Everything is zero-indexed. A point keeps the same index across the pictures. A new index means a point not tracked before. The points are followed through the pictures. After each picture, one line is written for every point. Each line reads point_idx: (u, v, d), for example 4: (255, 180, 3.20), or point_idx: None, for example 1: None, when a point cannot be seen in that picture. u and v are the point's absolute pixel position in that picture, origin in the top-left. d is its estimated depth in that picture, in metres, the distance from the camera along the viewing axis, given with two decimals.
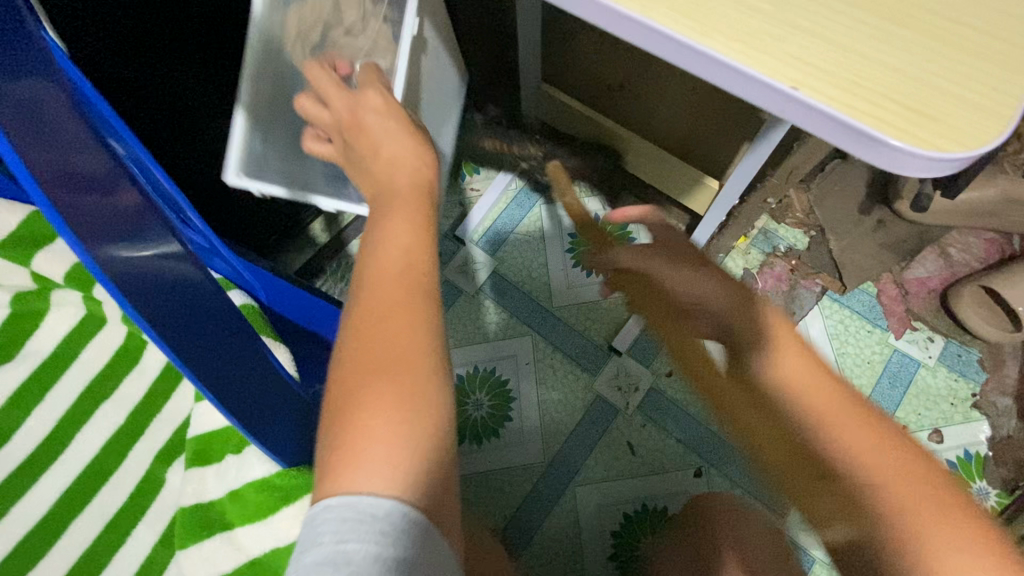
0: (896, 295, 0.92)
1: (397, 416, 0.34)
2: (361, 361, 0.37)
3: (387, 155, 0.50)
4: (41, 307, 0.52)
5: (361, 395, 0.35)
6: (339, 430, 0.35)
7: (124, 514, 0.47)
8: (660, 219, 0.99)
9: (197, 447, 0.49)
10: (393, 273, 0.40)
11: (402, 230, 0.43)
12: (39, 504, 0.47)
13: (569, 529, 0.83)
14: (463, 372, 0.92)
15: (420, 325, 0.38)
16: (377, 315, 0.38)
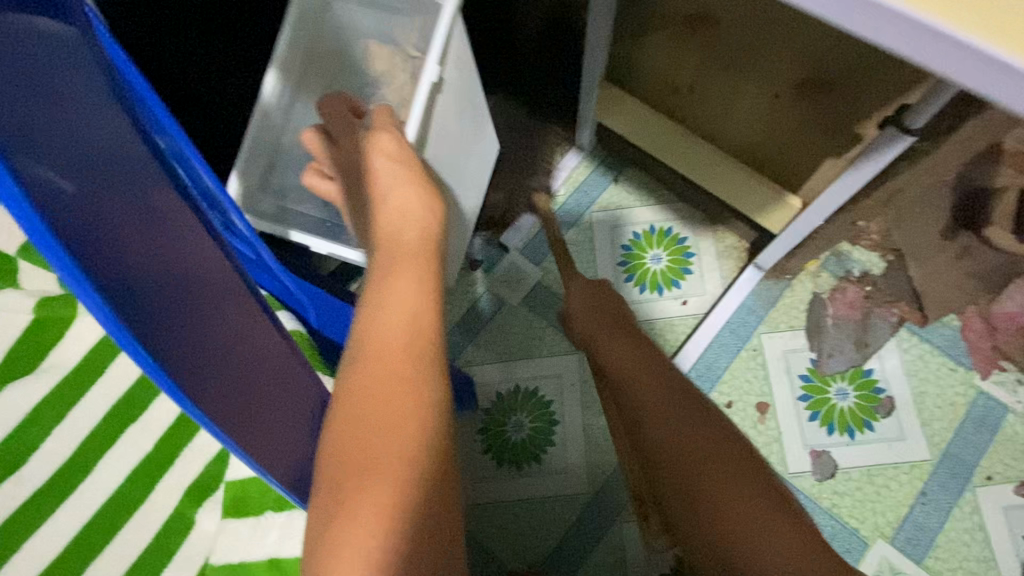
0: (982, 331, 0.84)
1: (384, 521, 0.30)
2: (353, 448, 0.33)
3: (393, 205, 0.45)
4: (68, 314, 0.47)
5: (349, 490, 0.31)
6: (322, 527, 0.31)
7: (150, 559, 0.42)
8: (722, 235, 0.91)
9: (235, 493, 0.44)
10: (393, 344, 0.37)
11: (402, 294, 0.39)
12: (56, 541, 0.41)
13: (614, 568, 0.77)
14: (504, 390, 0.86)
15: (417, 413, 0.34)
16: (372, 397, 0.34)
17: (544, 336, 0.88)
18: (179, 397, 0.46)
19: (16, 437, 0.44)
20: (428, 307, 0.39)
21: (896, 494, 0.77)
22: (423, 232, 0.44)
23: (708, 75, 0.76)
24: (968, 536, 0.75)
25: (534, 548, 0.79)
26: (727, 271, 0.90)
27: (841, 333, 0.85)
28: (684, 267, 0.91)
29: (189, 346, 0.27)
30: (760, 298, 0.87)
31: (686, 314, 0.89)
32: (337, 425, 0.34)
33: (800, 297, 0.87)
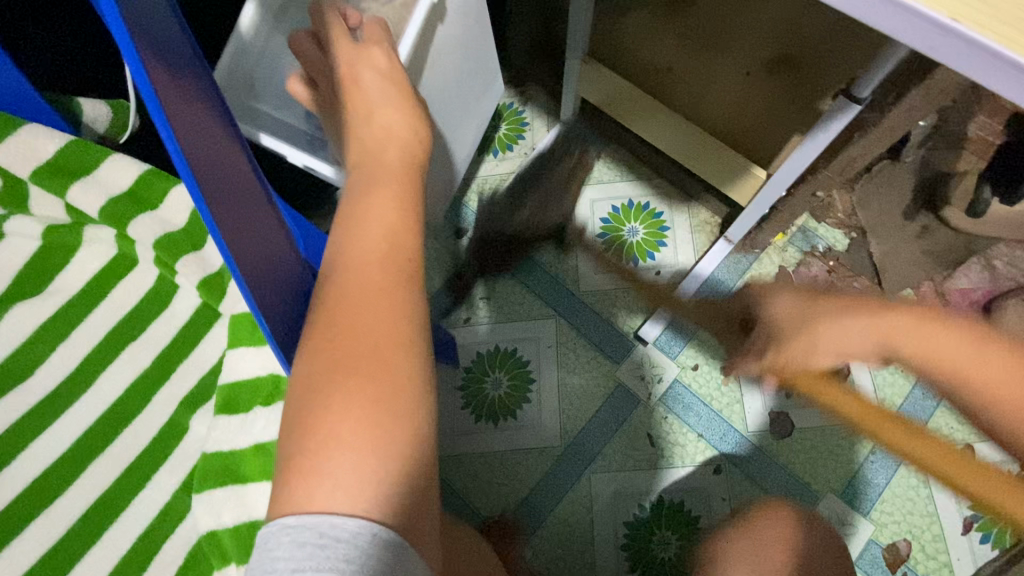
0: (936, 305, 0.89)
1: (361, 404, 0.35)
2: (332, 346, 0.36)
3: (378, 122, 0.48)
4: (74, 241, 0.51)
5: (331, 385, 0.35)
6: (304, 414, 0.35)
7: (143, 459, 0.46)
8: (696, 210, 0.96)
9: (224, 395, 0.47)
10: (374, 255, 0.39)
11: (382, 209, 0.41)
12: (63, 441, 0.46)
13: (583, 515, 0.82)
14: (484, 349, 0.91)
15: (395, 320, 0.37)
16: (351, 302, 0.37)
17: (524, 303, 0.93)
18: (175, 318, 0.50)
19: (27, 351, 0.48)
20: (409, 225, 0.41)
21: (848, 452, 0.83)
22: (405, 159, 0.46)
23: (684, 54, 0.80)
24: (912, 491, 0.80)
25: (508, 496, 0.84)
26: (699, 244, 0.95)
27: None
28: (659, 239, 0.95)
29: (220, 196, 0.34)
30: (729, 270, 0.92)
31: (659, 284, 0.93)
32: (319, 322, 0.37)
33: (767, 270, 0.92)
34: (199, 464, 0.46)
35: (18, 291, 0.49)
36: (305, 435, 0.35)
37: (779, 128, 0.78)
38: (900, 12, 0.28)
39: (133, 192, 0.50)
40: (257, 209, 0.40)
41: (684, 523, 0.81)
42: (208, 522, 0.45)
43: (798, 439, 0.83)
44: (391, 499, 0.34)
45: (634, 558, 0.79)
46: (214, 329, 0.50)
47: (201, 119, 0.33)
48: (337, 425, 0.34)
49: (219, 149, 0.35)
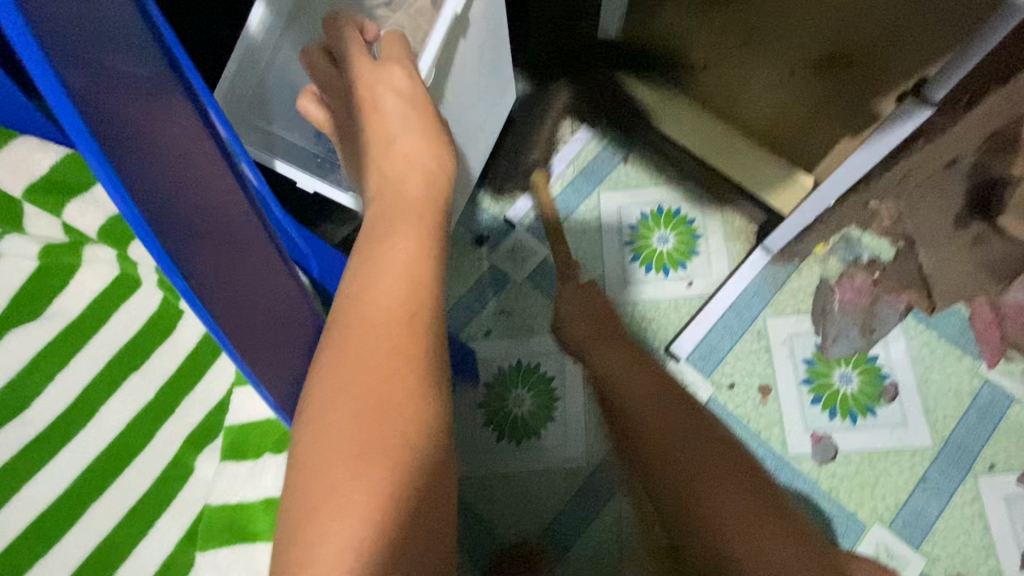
0: (991, 320, 0.83)
1: (372, 471, 0.30)
2: (342, 405, 0.32)
3: (397, 142, 0.43)
4: (73, 262, 0.47)
5: (337, 450, 0.31)
6: (307, 483, 0.30)
7: (146, 502, 0.42)
8: (730, 217, 0.90)
9: (234, 438, 0.44)
10: (392, 299, 0.35)
11: (400, 248, 0.37)
12: (56, 483, 0.42)
13: (610, 543, 0.77)
14: (505, 364, 0.86)
15: (414, 375, 0.33)
16: (365, 354, 0.33)
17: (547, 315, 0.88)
18: (179, 347, 0.46)
19: (22, 382, 0.44)
20: (431, 265, 0.37)
21: (896, 480, 0.77)
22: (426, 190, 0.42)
23: (723, 51, 0.74)
24: (966, 523, 0.75)
25: (531, 520, 0.79)
26: (734, 253, 0.89)
27: (847, 319, 0.84)
28: (690, 249, 0.90)
29: (193, 234, 0.28)
30: (766, 281, 0.86)
31: (691, 295, 0.88)
32: (328, 375, 0.33)
33: (807, 282, 0.86)
34: (207, 510, 0.42)
35: (14, 317, 0.45)
36: (305, 501, 0.30)
37: (827, 131, 0.73)
38: None
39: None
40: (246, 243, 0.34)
41: None
42: (215, 574, 0.41)
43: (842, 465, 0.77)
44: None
45: None
46: (222, 358, 0.46)
47: (159, 137, 0.26)
48: (342, 495, 0.30)
49: (191, 171, 0.29)
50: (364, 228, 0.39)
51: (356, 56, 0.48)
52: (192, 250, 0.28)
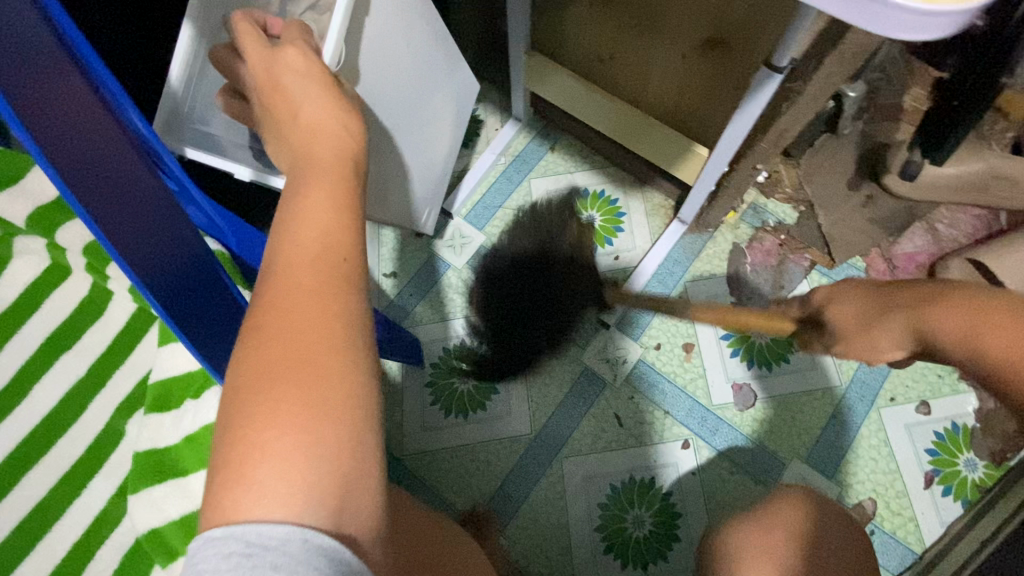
0: (884, 270, 0.92)
1: (312, 414, 0.32)
2: (273, 344, 0.34)
3: (287, 122, 0.48)
4: (3, 253, 0.49)
5: (265, 385, 0.33)
6: (238, 417, 0.33)
7: (81, 467, 0.46)
8: (650, 195, 0.98)
9: (157, 391, 0.48)
10: (311, 257, 0.37)
11: (319, 210, 0.40)
12: None
13: (556, 501, 0.82)
14: (449, 346, 0.91)
15: (335, 320, 0.35)
16: (288, 300, 0.35)
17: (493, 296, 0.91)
18: (110, 325, 0.50)
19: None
20: (345, 225, 0.40)
21: (809, 419, 0.84)
22: (340, 159, 0.44)
23: (620, 42, 0.82)
24: (873, 451, 0.82)
25: (479, 487, 0.84)
26: (655, 228, 0.97)
27: (759, 278, 0.93)
28: (617, 225, 0.97)
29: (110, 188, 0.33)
30: (684, 250, 0.95)
31: (619, 268, 0.95)
32: (259, 323, 0.35)
33: (722, 248, 0.95)
34: (137, 458, 0.46)
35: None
36: (244, 451, 0.31)
37: (717, 108, 0.80)
38: None
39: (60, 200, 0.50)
40: (167, 218, 0.38)
41: (657, 500, 0.81)
42: (147, 519, 0.45)
43: (762, 407, 0.85)
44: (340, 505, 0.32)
45: (609, 539, 0.80)
46: (150, 333, 0.51)
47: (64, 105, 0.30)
48: (281, 439, 0.31)
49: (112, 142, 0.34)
50: (288, 195, 0.42)
51: (255, 39, 0.49)
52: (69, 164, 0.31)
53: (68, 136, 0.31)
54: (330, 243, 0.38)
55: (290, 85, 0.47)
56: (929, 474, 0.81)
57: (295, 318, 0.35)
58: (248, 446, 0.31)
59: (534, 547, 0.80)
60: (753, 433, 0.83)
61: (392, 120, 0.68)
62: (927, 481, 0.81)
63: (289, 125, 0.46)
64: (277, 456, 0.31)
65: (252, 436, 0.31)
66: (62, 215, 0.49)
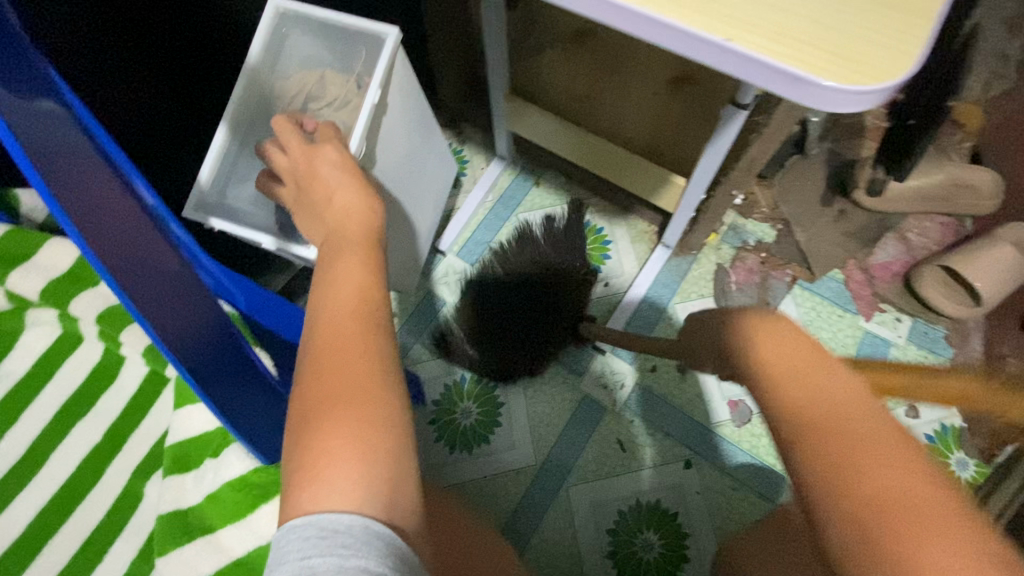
0: (862, 280, 0.96)
1: (359, 435, 0.37)
2: (325, 379, 0.40)
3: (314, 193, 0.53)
4: (18, 326, 0.51)
5: (322, 417, 0.38)
6: (302, 445, 0.38)
7: (103, 531, 0.46)
8: (634, 222, 1.02)
9: (176, 452, 0.49)
10: (349, 305, 0.43)
11: (347, 272, 0.45)
12: (10, 531, 0.45)
13: (564, 530, 0.83)
14: (450, 382, 0.92)
15: (372, 356, 0.41)
16: (334, 350, 0.41)
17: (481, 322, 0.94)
18: (125, 390, 0.51)
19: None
20: (373, 277, 0.46)
21: None
22: (366, 226, 0.50)
23: (595, 83, 0.87)
24: None
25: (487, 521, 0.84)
26: (641, 253, 1.00)
27: (744, 296, 0.96)
28: (604, 253, 1.00)
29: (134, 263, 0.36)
30: (671, 273, 0.98)
31: (609, 295, 0.98)
32: (309, 369, 0.41)
33: (706, 269, 0.99)
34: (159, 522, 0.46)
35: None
36: (307, 469, 0.37)
37: (690, 139, 0.84)
38: (742, 58, 0.32)
39: (73, 271, 0.52)
40: (184, 284, 0.40)
41: (664, 522, 0.82)
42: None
43: (758, 421, 0.87)
44: (386, 511, 0.36)
45: (619, 565, 0.80)
46: (164, 394, 0.52)
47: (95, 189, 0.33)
48: (336, 456, 0.37)
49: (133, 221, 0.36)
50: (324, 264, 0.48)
51: (290, 138, 0.56)
52: (95, 226, 0.33)
53: (100, 218, 0.33)
54: (363, 298, 0.44)
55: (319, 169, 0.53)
56: None
57: (340, 357, 0.40)
58: (310, 464, 0.37)
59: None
60: (752, 449, 0.86)
61: (395, 183, 0.73)
62: None
63: (318, 208, 0.53)
64: (332, 472, 0.36)
65: (306, 456, 0.37)
66: (74, 287, 0.51)
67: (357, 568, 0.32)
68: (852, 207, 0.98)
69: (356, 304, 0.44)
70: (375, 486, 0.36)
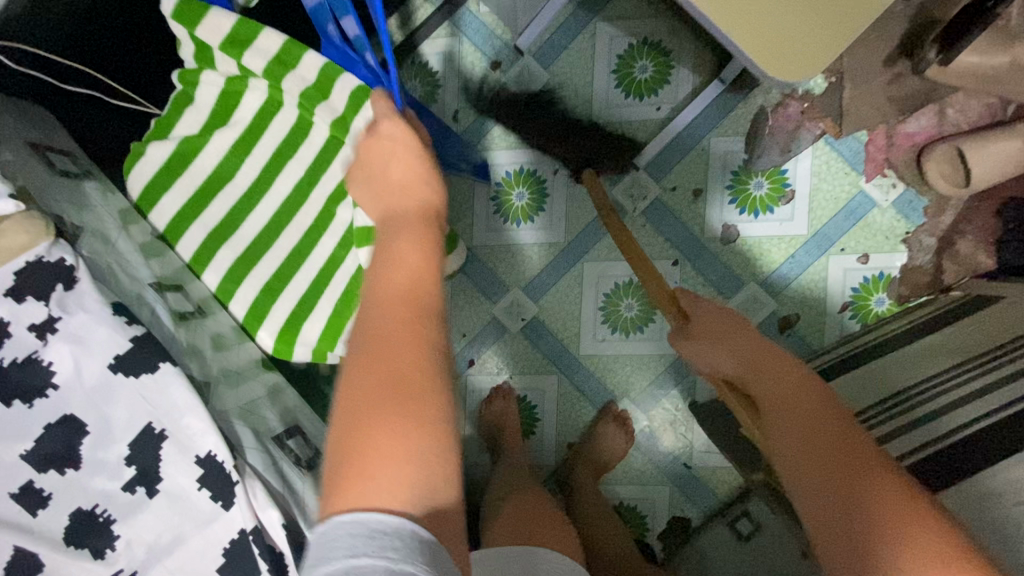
0: (881, 144, 1.09)
1: (399, 408, 0.46)
2: (371, 340, 0.50)
3: (396, 178, 0.64)
4: (241, 88, 0.75)
5: (355, 382, 0.48)
6: (355, 417, 0.46)
7: (313, 237, 0.75)
8: (700, 53, 1.12)
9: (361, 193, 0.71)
10: (399, 284, 0.54)
11: (411, 261, 0.55)
12: (255, 224, 0.75)
13: (575, 288, 1.19)
14: (510, 170, 1.18)
15: (413, 318, 0.51)
16: (381, 327, 0.51)
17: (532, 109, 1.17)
18: (315, 142, 0.76)
19: (227, 166, 0.76)
20: (424, 259, 0.56)
21: (772, 255, 1.13)
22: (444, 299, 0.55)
23: None
24: (810, 284, 1.12)
25: (522, 273, 1.20)
26: (699, 79, 1.12)
27: (772, 141, 1.11)
28: (664, 79, 1.13)
29: None
30: (718, 108, 1.12)
31: (658, 118, 1.14)
32: (362, 394, 0.47)
33: (750, 110, 1.11)
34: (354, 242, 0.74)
35: (214, 128, 0.76)
36: (358, 459, 0.44)
37: None
38: None
39: (279, 56, 0.71)
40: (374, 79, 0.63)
41: (646, 296, 1.17)
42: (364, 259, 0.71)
43: (739, 244, 1.14)
44: (423, 477, 0.44)
45: (606, 316, 1.18)
46: (338, 155, 0.76)
47: None
48: (376, 448, 0.44)
49: None
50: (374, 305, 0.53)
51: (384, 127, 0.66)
52: None
53: None
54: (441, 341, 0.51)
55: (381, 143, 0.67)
56: (846, 303, 1.11)
57: (383, 320, 0.51)
58: (361, 454, 0.44)
59: (461, 297, 1.22)
60: (737, 274, 1.14)
61: None
62: (841, 308, 1.11)
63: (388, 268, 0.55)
64: (371, 437, 0.45)
65: (346, 416, 0.47)
66: (281, 70, 0.72)
67: (380, 541, 0.40)
68: (910, 72, 1.05)
69: (410, 278, 0.54)
70: (414, 441, 0.45)
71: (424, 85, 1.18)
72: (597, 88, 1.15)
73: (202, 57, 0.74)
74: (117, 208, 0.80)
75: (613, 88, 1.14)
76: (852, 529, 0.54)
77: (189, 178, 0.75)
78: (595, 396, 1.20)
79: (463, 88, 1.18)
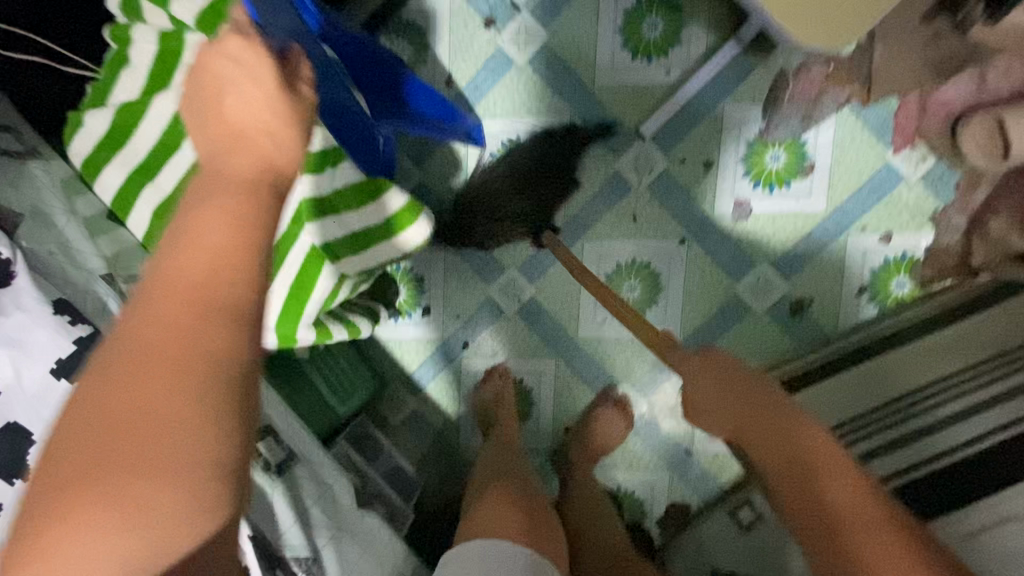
0: (912, 112, 0.99)
1: (144, 456, 0.38)
2: (135, 353, 0.40)
3: (230, 118, 0.49)
4: (179, 45, 0.67)
5: (98, 406, 0.39)
6: (76, 449, 0.38)
7: None
8: (716, 8, 1.01)
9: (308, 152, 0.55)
10: (189, 279, 0.42)
11: (210, 247, 0.42)
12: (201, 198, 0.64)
13: (576, 268, 1.13)
14: (506, 140, 1.10)
15: (195, 331, 0.40)
16: (152, 338, 0.40)
17: (530, 73, 1.07)
18: None
19: (171, 133, 0.67)
20: (233, 245, 0.43)
21: (786, 234, 1.05)
22: (249, 298, 0.43)
23: None
24: (827, 266, 1.04)
25: (519, 251, 1.14)
26: (714, 39, 1.01)
27: (792, 108, 1.01)
28: (675, 39, 1.03)
29: None
30: (734, 71, 1.02)
31: (667, 82, 1.04)
32: (94, 436, 0.38)
33: (769, 73, 1.01)
34: (305, 219, 0.73)
35: (154, 91, 0.68)
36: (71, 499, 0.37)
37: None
38: None
39: (212, 6, 0.65)
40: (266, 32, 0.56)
41: (651, 278, 1.10)
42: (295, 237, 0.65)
43: (752, 222, 1.06)
44: (168, 537, 0.38)
45: None
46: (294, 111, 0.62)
47: None
48: (102, 494, 0.37)
49: None
50: (137, 303, 0.41)
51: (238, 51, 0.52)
52: None
53: None
54: (213, 364, 0.40)
55: (220, 75, 0.50)
56: (865, 287, 1.04)
57: (154, 330, 0.40)
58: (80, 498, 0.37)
59: (454, 277, 1.15)
60: (749, 255, 1.07)
61: None
62: (859, 291, 1.04)
63: (165, 252, 0.43)
64: (95, 488, 0.37)
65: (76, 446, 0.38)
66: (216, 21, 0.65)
67: None
68: (951, 31, 0.94)
69: (198, 272, 0.42)
70: (151, 496, 0.38)
71: (413, 46, 1.08)
72: (601, 49, 1.05)
73: (131, 11, 0.69)
74: (60, 178, 0.73)
75: (618, 49, 1.04)
76: (836, 535, 0.59)
77: (132, 146, 0.68)
78: (595, 381, 1.15)
79: (455, 50, 1.08)
